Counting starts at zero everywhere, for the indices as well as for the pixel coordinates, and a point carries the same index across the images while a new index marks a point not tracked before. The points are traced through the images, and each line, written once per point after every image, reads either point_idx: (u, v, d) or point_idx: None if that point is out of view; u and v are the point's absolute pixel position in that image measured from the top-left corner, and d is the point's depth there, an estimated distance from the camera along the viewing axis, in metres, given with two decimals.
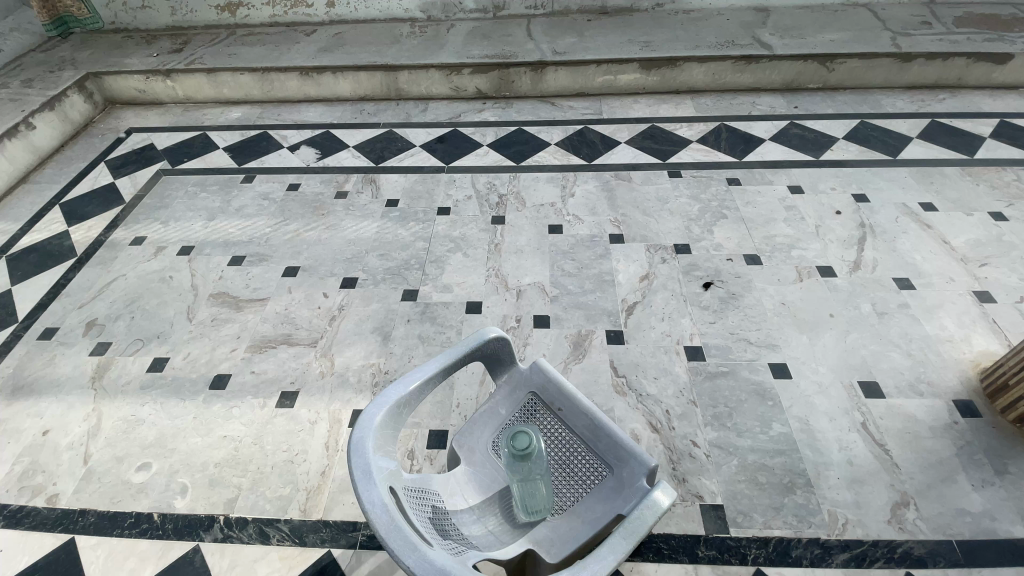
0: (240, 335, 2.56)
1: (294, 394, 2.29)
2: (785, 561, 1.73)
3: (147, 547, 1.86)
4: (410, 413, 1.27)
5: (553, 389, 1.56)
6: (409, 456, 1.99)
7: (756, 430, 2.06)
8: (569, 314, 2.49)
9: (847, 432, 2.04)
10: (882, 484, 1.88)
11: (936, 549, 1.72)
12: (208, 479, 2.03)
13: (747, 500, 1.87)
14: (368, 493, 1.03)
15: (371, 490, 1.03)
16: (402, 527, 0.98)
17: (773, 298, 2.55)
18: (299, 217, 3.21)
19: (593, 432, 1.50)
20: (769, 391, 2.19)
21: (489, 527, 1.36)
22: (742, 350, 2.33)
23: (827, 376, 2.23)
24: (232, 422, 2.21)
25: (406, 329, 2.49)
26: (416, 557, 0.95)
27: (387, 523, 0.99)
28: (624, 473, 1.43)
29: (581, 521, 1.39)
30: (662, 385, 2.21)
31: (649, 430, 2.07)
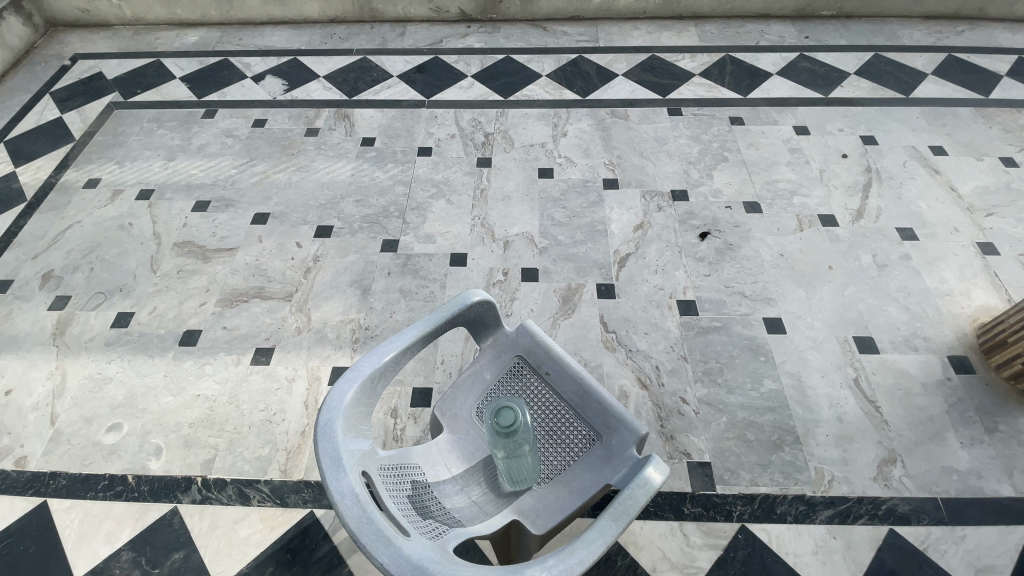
0: (209, 288, 2.40)
1: (269, 350, 2.18)
2: (770, 517, 1.74)
3: (123, 510, 1.81)
4: (385, 386, 1.17)
5: (541, 353, 1.46)
6: (392, 415, 1.92)
7: (747, 386, 2.02)
8: (559, 266, 2.36)
9: (838, 388, 2.01)
10: (871, 442, 1.88)
11: (920, 506, 1.74)
12: (182, 440, 1.96)
13: (734, 458, 1.86)
14: (338, 482, 0.93)
15: (341, 479, 0.94)
16: (376, 520, 0.90)
17: (771, 249, 2.44)
18: (267, 157, 2.96)
19: (582, 398, 1.41)
20: (762, 347, 2.13)
21: (473, 498, 1.30)
22: (736, 304, 2.25)
23: (823, 331, 2.17)
24: (206, 380, 2.11)
25: (387, 282, 2.35)
26: (390, 553, 0.87)
27: (359, 514, 0.90)
28: (613, 442, 1.36)
29: (568, 490, 1.33)
30: (653, 341, 2.14)
31: (638, 386, 2.02)
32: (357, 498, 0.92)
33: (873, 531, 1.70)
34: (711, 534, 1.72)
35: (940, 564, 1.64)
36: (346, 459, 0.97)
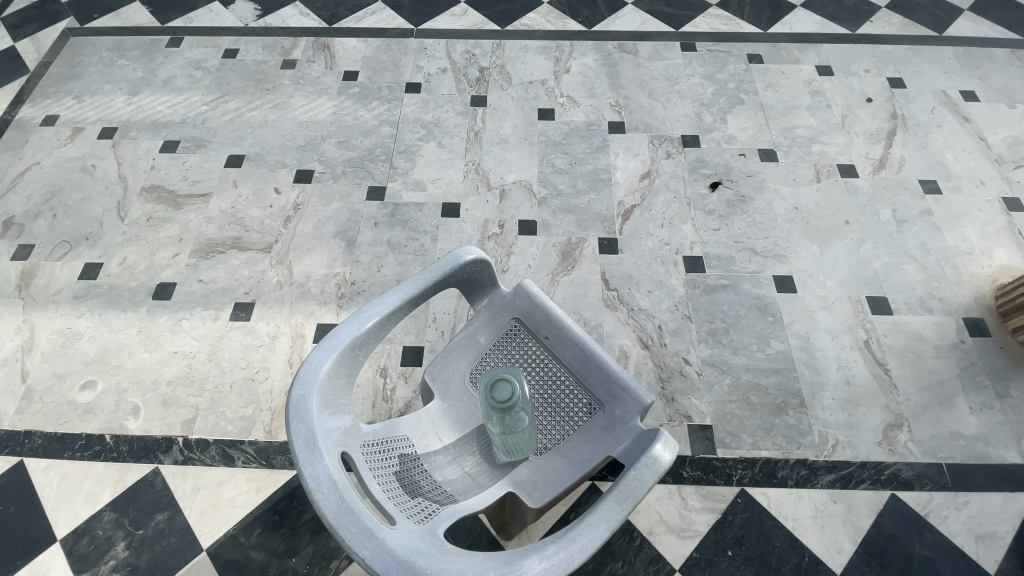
0: (182, 238, 2.24)
1: (249, 306, 2.05)
2: (771, 481, 1.70)
3: (102, 471, 1.73)
4: (368, 356, 1.05)
5: (539, 316, 1.33)
6: (381, 374, 1.82)
7: (753, 347, 1.93)
8: (559, 218, 2.20)
9: (848, 350, 1.94)
10: (878, 406, 1.83)
11: (924, 471, 1.72)
12: (160, 398, 1.86)
13: (737, 421, 1.80)
14: (313, 467, 0.83)
15: (317, 464, 0.83)
16: (356, 509, 0.80)
17: (785, 202, 2.28)
18: (241, 92, 2.69)
19: (582, 365, 1.30)
20: (771, 306, 2.02)
21: (465, 470, 1.20)
22: (745, 260, 2.12)
23: (835, 291, 2.06)
24: (183, 336, 1.99)
25: (374, 233, 2.19)
26: (372, 546, 0.79)
27: (337, 504, 0.80)
28: (616, 411, 1.25)
29: (566, 462, 1.24)
30: (656, 299, 2.02)
31: (639, 346, 1.92)
32: (334, 486, 0.82)
33: (875, 496, 1.67)
34: (709, 497, 1.68)
35: (939, 529, 1.63)
36: (322, 440, 0.86)
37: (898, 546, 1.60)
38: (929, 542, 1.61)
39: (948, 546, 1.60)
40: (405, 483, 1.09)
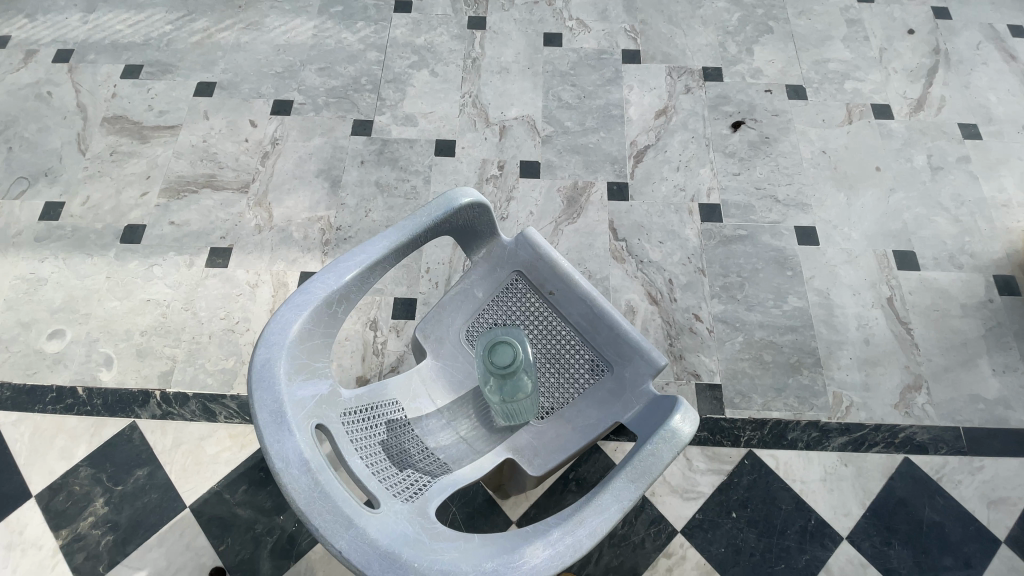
0: (150, 176, 2.04)
1: (226, 251, 1.89)
2: (780, 443, 1.62)
3: (76, 425, 1.64)
4: (347, 313, 0.91)
5: (543, 268, 1.18)
6: (371, 327, 1.69)
7: (769, 303, 1.81)
8: (564, 159, 2.01)
9: (869, 308, 1.82)
10: (897, 366, 1.73)
11: (940, 435, 1.65)
12: (134, 349, 1.74)
13: (748, 380, 1.70)
14: (280, 445, 0.70)
15: (285, 441, 0.71)
16: (332, 494, 0.69)
17: (812, 145, 2.09)
18: (209, 9, 2.39)
19: (590, 322, 1.15)
20: (791, 260, 1.88)
21: (461, 434, 1.09)
22: (766, 209, 1.96)
23: (860, 244, 1.92)
24: (156, 284, 1.85)
25: (361, 173, 1.99)
26: (350, 536, 0.68)
27: (309, 488, 0.68)
28: (626, 374, 1.12)
29: (570, 427, 1.12)
30: (668, 250, 1.87)
31: (647, 301, 1.79)
32: (306, 467, 0.69)
33: (887, 459, 1.61)
34: (716, 459, 1.61)
35: (951, 494, 1.57)
36: (291, 412, 0.73)
37: (907, 511, 1.55)
38: (940, 507, 1.56)
39: (959, 511, 1.55)
40: (392, 453, 0.98)
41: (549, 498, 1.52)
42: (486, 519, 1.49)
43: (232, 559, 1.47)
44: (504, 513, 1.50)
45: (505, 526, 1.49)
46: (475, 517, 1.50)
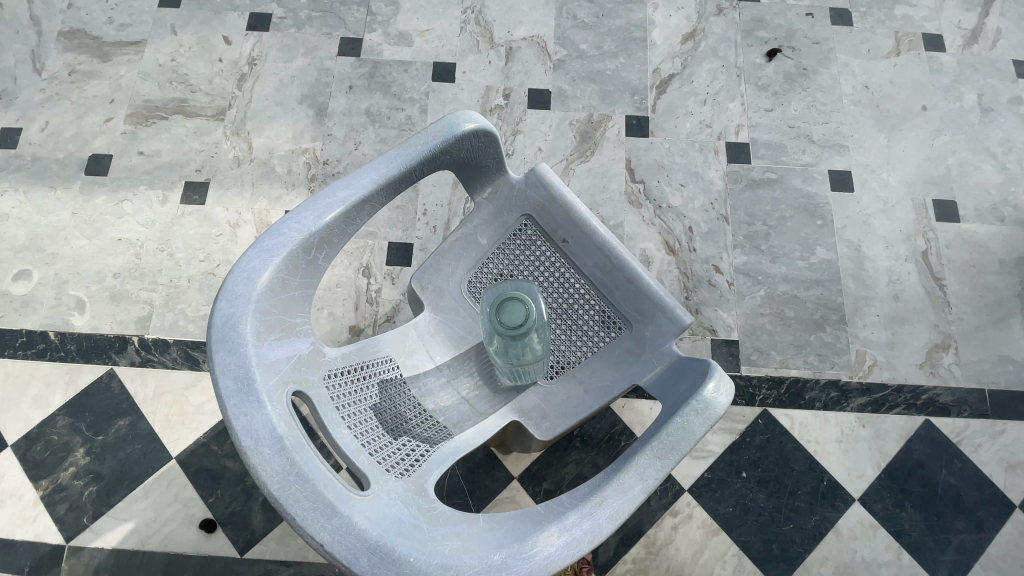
0: (114, 99, 1.82)
1: (203, 186, 1.72)
2: (797, 403, 1.54)
3: (50, 372, 1.53)
4: (329, 260, 0.77)
5: (556, 212, 1.03)
6: (364, 273, 1.55)
7: (795, 255, 1.67)
8: (578, 88, 1.80)
9: (901, 262, 1.69)
10: (926, 324, 1.63)
11: (964, 397, 1.57)
12: (107, 293, 1.61)
13: (767, 337, 1.60)
14: (248, 419, 0.59)
15: (253, 414, 0.59)
16: (312, 479, 0.58)
17: (854, 79, 1.87)
18: None
19: (608, 275, 1.01)
20: (821, 208, 1.73)
21: (462, 394, 0.97)
22: (799, 150, 1.78)
23: (898, 192, 1.76)
24: (127, 222, 1.68)
25: (350, 100, 1.78)
26: (334, 527, 0.58)
27: (283, 470, 0.58)
28: (646, 333, 0.99)
29: (583, 389, 1.00)
30: (689, 195, 1.71)
31: (664, 250, 1.65)
32: (279, 445, 0.58)
33: (907, 420, 1.53)
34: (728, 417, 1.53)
35: (970, 458, 1.51)
36: (260, 379, 0.61)
37: (923, 473, 1.49)
38: (957, 470, 1.49)
39: (976, 474, 1.49)
40: (384, 417, 0.87)
41: (552, 454, 1.45)
42: (486, 474, 1.43)
43: (222, 512, 1.41)
44: (505, 469, 1.43)
45: (505, 481, 1.43)
46: (475, 471, 1.44)
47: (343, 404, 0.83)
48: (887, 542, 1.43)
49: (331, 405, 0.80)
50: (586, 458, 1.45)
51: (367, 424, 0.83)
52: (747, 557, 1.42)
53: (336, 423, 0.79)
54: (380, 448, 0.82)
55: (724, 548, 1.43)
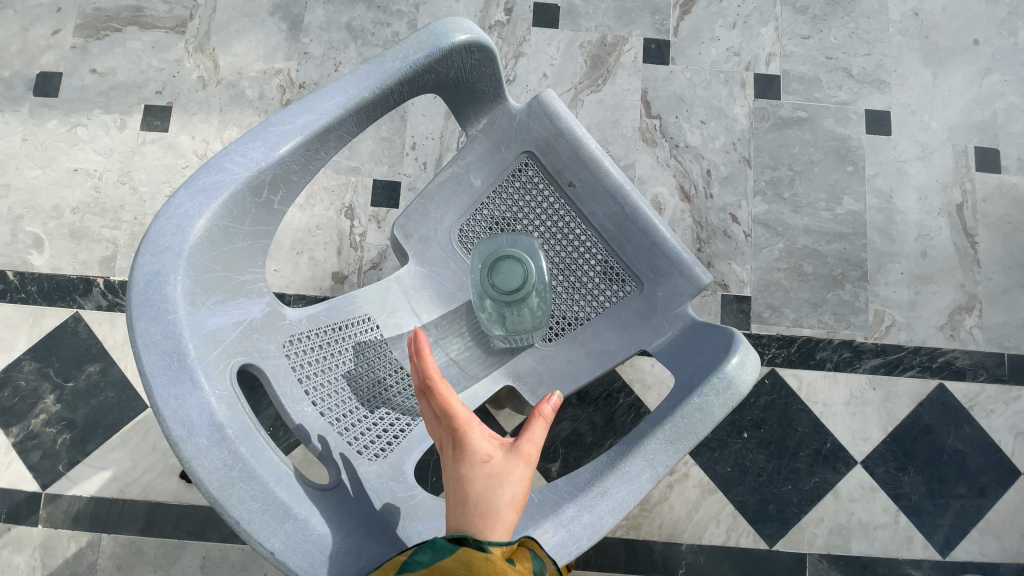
0: (59, 6, 1.58)
1: (166, 110, 1.53)
2: (806, 363, 1.46)
3: (11, 314, 1.43)
4: (283, 202, 0.64)
5: (563, 150, 0.88)
6: (347, 214, 1.41)
7: (819, 205, 1.53)
8: (591, 6, 1.57)
9: (933, 216, 1.55)
10: (951, 284, 1.52)
11: (981, 361, 1.49)
12: (67, 230, 1.47)
13: (781, 293, 1.49)
14: (181, 404, 0.50)
15: (186, 398, 0.50)
16: (262, 478, 0.52)
17: (905, 2, 1.64)
18: None
19: (618, 225, 0.88)
20: (853, 152, 1.57)
21: (451, 355, 0.87)
22: (834, 85, 1.60)
23: (938, 136, 1.59)
24: (83, 150, 1.51)
25: (329, 12, 1.56)
26: (287, 532, 0.53)
27: (224, 465, 0.50)
28: (658, 293, 0.87)
29: (584, 353, 0.88)
30: (709, 134, 1.54)
31: (677, 196, 1.51)
32: (220, 436, 0.50)
33: (920, 384, 1.46)
34: None
35: (980, 423, 1.45)
36: (195, 355, 0.52)
37: (930, 438, 1.43)
38: (966, 436, 1.44)
39: (984, 440, 1.44)
40: (357, 385, 0.76)
41: None
42: None
43: None
44: (498, 425, 1.37)
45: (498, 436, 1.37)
46: None
47: (308, 372, 0.72)
48: (885, 504, 1.40)
49: (292, 373, 0.70)
50: (582, 415, 1.38)
51: (336, 395, 0.73)
52: (741, 516, 1.39)
53: (298, 400, 0.69)
54: (351, 423, 0.72)
55: (719, 507, 1.39)
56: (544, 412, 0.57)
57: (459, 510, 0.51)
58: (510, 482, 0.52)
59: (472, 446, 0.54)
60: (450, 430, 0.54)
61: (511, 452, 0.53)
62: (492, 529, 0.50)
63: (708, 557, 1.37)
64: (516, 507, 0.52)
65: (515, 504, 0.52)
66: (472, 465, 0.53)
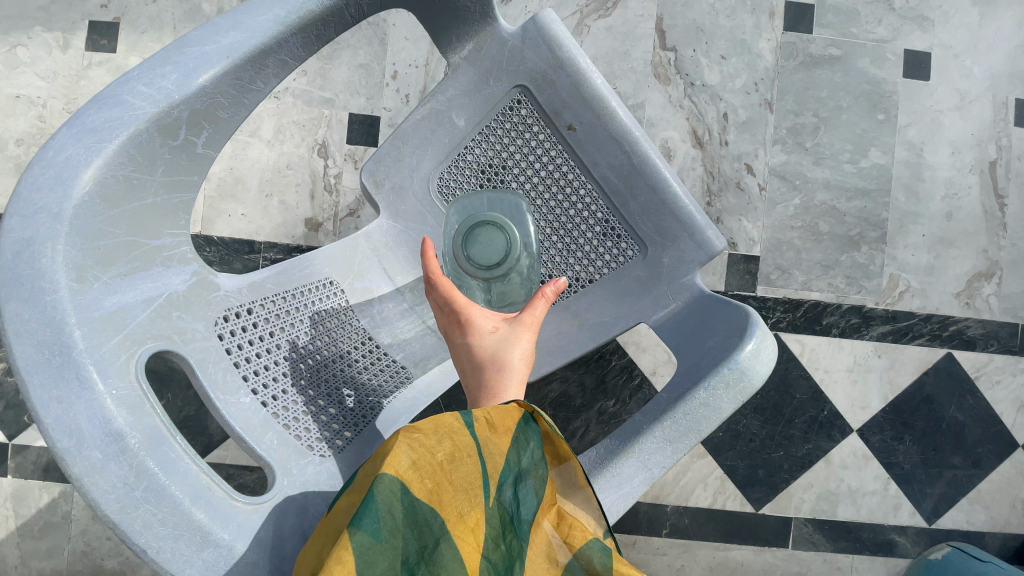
0: None
1: (113, 27, 1.33)
2: (812, 329, 1.38)
3: None
4: (205, 135, 0.57)
5: (563, 85, 0.74)
6: (320, 154, 1.26)
7: (843, 156, 1.39)
8: None
9: (963, 173, 1.42)
10: (973, 249, 1.41)
11: (994, 331, 1.41)
12: (12, 164, 1.32)
13: (792, 254, 1.38)
14: (74, 410, 0.46)
15: (77, 403, 0.46)
16: (173, 496, 0.48)
17: None
18: None
19: (623, 178, 0.76)
20: (886, 98, 1.40)
21: (428, 322, 0.77)
22: (872, 18, 1.41)
23: (980, 84, 1.42)
24: (21, 72, 1.32)
25: None
26: (207, 555, 0.49)
27: (125, 481, 0.47)
28: (664, 260, 0.76)
29: (577, 324, 0.79)
30: (729, 71, 1.37)
31: (689, 142, 1.36)
32: (118, 446, 0.47)
33: (927, 353, 1.39)
34: None
35: (984, 395, 1.40)
36: (82, 346, 0.47)
37: (930, 408, 1.39)
38: (967, 407, 1.39)
39: (986, 411, 1.40)
40: (313, 363, 0.69)
41: None
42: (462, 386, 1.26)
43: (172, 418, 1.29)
44: None
45: None
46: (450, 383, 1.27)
47: (248, 355, 0.64)
48: (876, 473, 1.38)
49: (226, 358, 0.62)
50: (572, 376, 1.31)
51: (286, 380, 0.66)
52: (730, 480, 1.36)
53: (237, 391, 0.62)
54: (301, 413, 0.66)
55: (708, 471, 1.36)
56: (547, 293, 0.64)
57: (482, 372, 0.61)
58: (518, 342, 0.61)
59: (478, 324, 0.62)
60: (455, 316, 0.63)
61: (513, 321, 0.63)
62: (511, 378, 0.60)
63: (693, 519, 1.36)
64: (526, 362, 0.62)
65: (525, 360, 0.62)
66: (482, 338, 0.62)
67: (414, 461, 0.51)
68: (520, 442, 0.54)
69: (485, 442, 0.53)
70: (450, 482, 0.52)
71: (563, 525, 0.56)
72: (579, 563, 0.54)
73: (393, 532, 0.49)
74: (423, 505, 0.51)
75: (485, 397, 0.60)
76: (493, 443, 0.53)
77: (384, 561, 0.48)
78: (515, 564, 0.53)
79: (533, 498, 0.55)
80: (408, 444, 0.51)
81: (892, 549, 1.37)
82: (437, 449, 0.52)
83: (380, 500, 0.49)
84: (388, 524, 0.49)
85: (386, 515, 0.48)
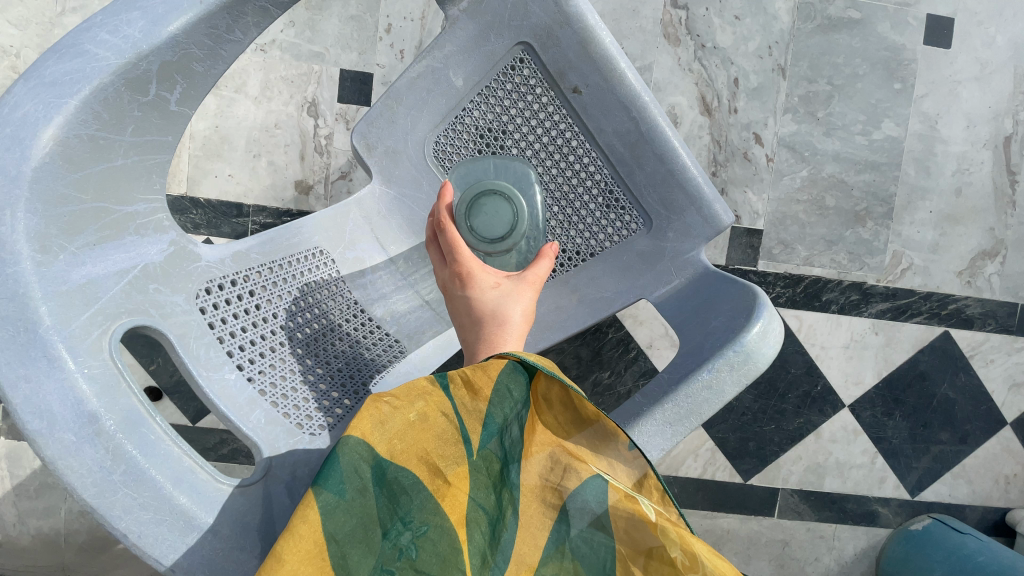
0: None
1: None
2: (811, 305, 1.37)
3: None
4: (177, 89, 0.53)
5: (569, 43, 0.69)
6: (311, 112, 1.20)
7: (856, 128, 1.34)
8: None
9: (977, 147, 1.37)
10: (980, 227, 1.39)
11: (993, 310, 1.41)
12: None
13: (796, 229, 1.35)
14: (47, 392, 0.44)
15: (49, 385, 0.45)
16: (153, 478, 0.47)
17: None
18: None
19: (630, 146, 0.72)
20: (904, 66, 1.34)
21: (423, 297, 0.75)
22: None
23: (1002, 54, 1.36)
24: None
25: None
26: (189, 537, 0.48)
27: (103, 465, 0.46)
28: (670, 233, 0.73)
29: (576, 299, 0.77)
30: (742, 34, 1.30)
31: (697, 109, 1.30)
32: (93, 429, 0.46)
33: (924, 331, 1.39)
34: None
35: (977, 372, 1.41)
36: (49, 323, 0.45)
37: (923, 384, 1.39)
38: (959, 384, 1.40)
39: (977, 389, 1.41)
40: (303, 337, 0.67)
41: None
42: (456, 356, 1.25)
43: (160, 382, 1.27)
44: None
45: None
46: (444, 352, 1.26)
47: (233, 330, 0.62)
48: (864, 446, 1.40)
49: (209, 333, 0.60)
50: (568, 348, 1.30)
51: (272, 356, 0.64)
52: (720, 451, 1.37)
53: (221, 366, 0.60)
54: (287, 391, 0.64)
55: (699, 442, 1.37)
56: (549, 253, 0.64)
57: (482, 326, 0.58)
58: (521, 298, 0.60)
59: (480, 278, 0.60)
60: (456, 267, 0.60)
61: (517, 277, 0.61)
62: (513, 333, 0.58)
63: (683, 488, 1.38)
64: (527, 321, 0.60)
65: (526, 319, 0.60)
66: (483, 292, 0.59)
67: (380, 421, 0.51)
68: (503, 395, 0.53)
69: (461, 400, 0.53)
70: (429, 444, 0.51)
71: (557, 462, 0.53)
72: (575, 502, 0.50)
73: (362, 491, 0.48)
74: (396, 469, 0.50)
75: (483, 350, 0.57)
76: (471, 400, 0.53)
77: (351, 518, 0.47)
78: (506, 509, 0.52)
79: (522, 445, 0.54)
80: (378, 407, 0.52)
81: (874, 519, 1.41)
82: (409, 411, 0.52)
83: (344, 460, 0.48)
84: (353, 483, 0.48)
85: (351, 475, 0.48)
